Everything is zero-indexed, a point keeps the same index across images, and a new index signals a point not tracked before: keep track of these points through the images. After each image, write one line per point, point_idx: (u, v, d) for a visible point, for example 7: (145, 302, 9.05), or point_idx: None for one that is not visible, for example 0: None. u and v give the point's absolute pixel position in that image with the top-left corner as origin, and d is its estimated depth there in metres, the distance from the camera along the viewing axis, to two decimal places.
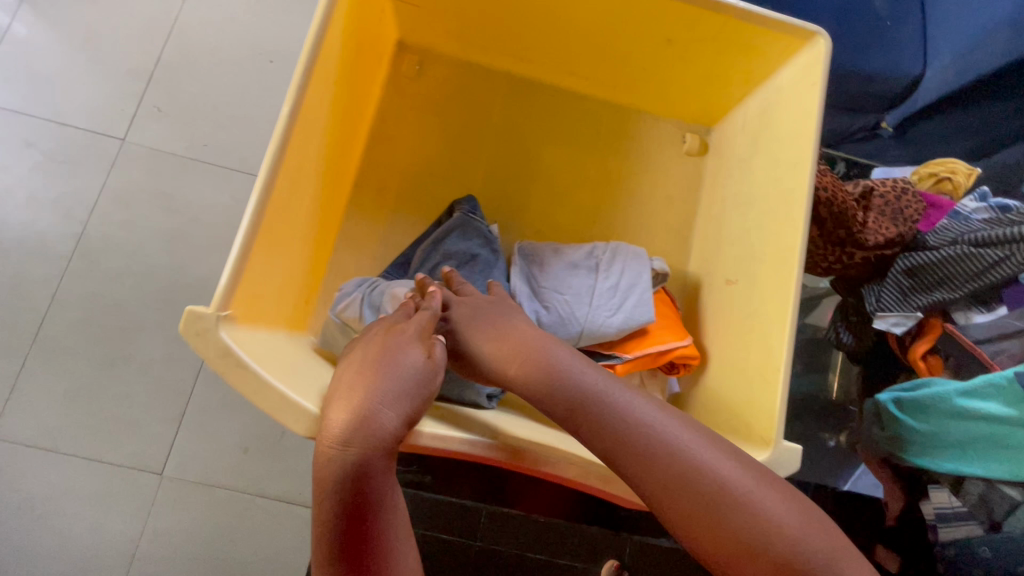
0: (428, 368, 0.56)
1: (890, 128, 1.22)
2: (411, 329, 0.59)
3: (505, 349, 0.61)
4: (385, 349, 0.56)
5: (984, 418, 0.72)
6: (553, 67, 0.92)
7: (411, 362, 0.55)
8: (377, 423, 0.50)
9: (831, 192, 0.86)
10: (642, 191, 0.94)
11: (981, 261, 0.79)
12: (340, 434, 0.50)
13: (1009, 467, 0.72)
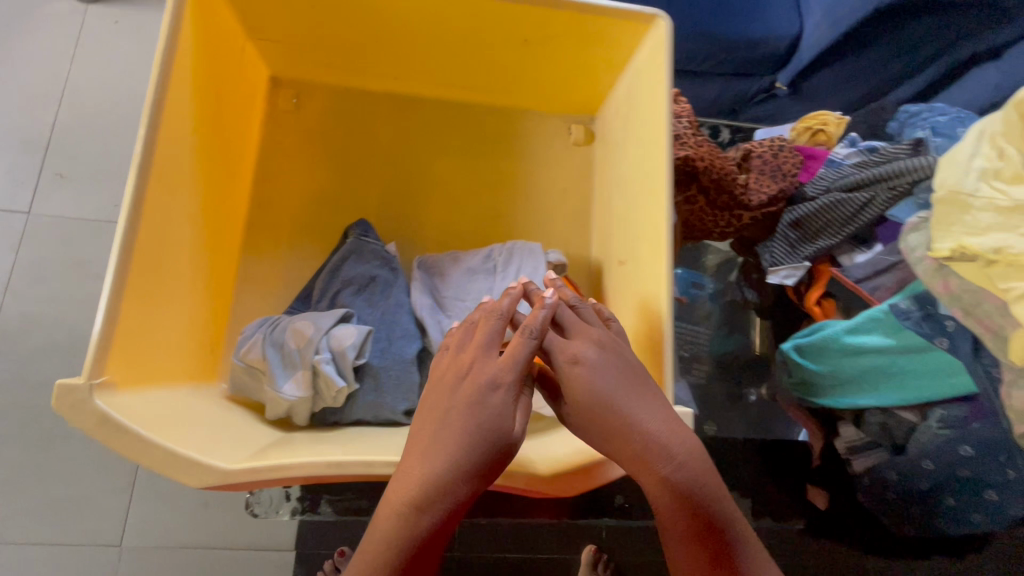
0: (506, 442, 0.59)
1: (785, 87, 1.28)
2: (503, 386, 0.60)
3: (638, 446, 0.58)
4: (473, 416, 0.58)
5: (871, 351, 0.76)
6: (431, 81, 0.93)
7: (494, 433, 0.58)
8: (446, 499, 0.56)
9: (710, 161, 0.89)
10: (539, 188, 0.97)
11: (852, 205, 0.85)
12: (408, 506, 0.55)
13: (897, 391, 0.76)
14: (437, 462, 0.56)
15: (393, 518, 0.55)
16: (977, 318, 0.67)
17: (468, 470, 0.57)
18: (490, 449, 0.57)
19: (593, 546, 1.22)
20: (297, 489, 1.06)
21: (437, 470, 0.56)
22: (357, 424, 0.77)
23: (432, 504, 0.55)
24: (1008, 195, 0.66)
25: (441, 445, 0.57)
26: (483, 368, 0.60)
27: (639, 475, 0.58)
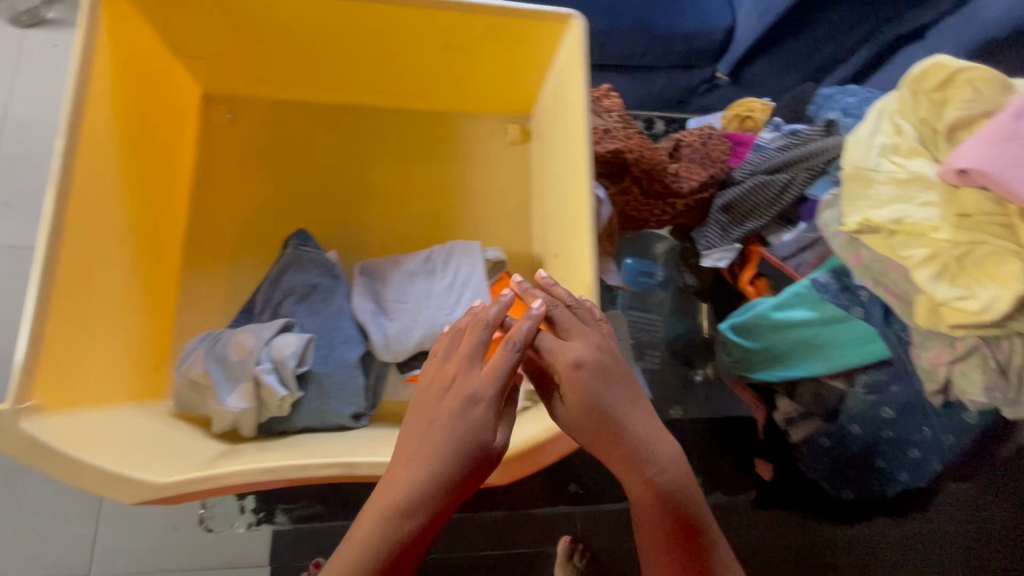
0: (488, 453, 0.57)
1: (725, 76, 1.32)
2: (485, 400, 0.57)
3: (630, 450, 0.57)
4: (456, 427, 0.56)
5: (798, 326, 0.80)
6: (364, 89, 0.95)
7: (477, 445, 0.56)
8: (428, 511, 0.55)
9: (639, 153, 0.92)
10: (479, 188, 0.98)
11: (774, 186, 0.88)
12: (387, 516, 0.54)
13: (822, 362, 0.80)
14: (420, 473, 0.55)
15: (372, 528, 0.54)
16: (885, 287, 0.71)
17: (450, 483, 0.55)
18: (473, 461, 0.55)
19: (570, 536, 1.24)
20: (252, 500, 1.17)
21: (419, 481, 0.55)
22: (302, 431, 0.77)
23: (412, 515, 0.54)
24: (905, 168, 0.70)
25: (426, 455, 0.56)
26: (465, 381, 0.58)
27: (628, 479, 0.58)
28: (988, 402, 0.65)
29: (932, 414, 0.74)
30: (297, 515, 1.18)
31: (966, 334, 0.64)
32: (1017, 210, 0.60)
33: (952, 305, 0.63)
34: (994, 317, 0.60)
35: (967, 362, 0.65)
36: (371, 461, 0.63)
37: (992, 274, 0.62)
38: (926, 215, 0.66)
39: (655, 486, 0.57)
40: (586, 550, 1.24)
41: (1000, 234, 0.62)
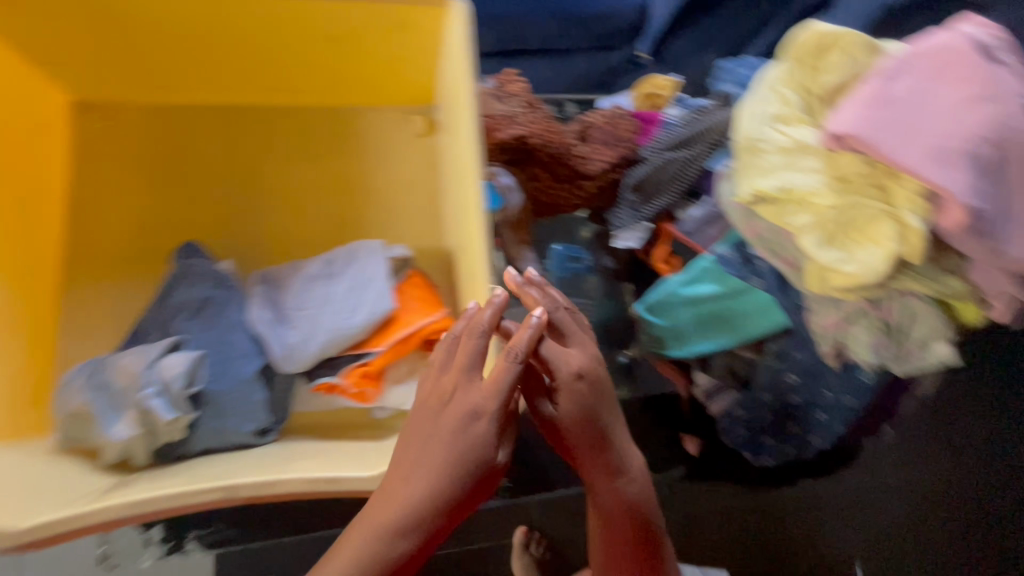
0: (487, 471, 0.59)
1: (648, 56, 1.30)
2: (486, 414, 0.58)
3: (610, 462, 0.68)
4: (459, 446, 0.57)
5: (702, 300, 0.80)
6: (250, 87, 0.90)
7: (478, 463, 0.57)
8: (425, 528, 0.57)
9: (543, 137, 0.90)
10: (385, 184, 0.95)
11: (678, 162, 0.88)
12: (386, 532, 0.56)
13: (730, 333, 0.80)
14: (419, 491, 0.57)
15: (370, 546, 0.56)
16: (781, 257, 0.72)
17: (449, 500, 0.57)
18: (473, 476, 0.57)
19: (525, 527, 1.25)
20: (159, 529, 1.08)
21: (419, 497, 0.57)
22: (201, 453, 0.74)
23: (410, 531, 0.56)
24: (789, 136, 0.70)
25: (426, 473, 0.57)
26: (468, 394, 0.59)
27: (598, 484, 0.68)
28: (875, 360, 0.66)
29: (830, 376, 0.76)
30: (209, 540, 1.09)
31: (852, 296, 0.65)
32: (888, 169, 0.61)
33: (832, 268, 0.64)
34: (872, 278, 0.61)
35: (855, 323, 0.66)
36: (254, 481, 0.60)
37: (868, 236, 0.63)
38: (808, 181, 0.67)
39: (620, 491, 0.69)
40: (543, 538, 1.25)
41: (876, 195, 0.63)
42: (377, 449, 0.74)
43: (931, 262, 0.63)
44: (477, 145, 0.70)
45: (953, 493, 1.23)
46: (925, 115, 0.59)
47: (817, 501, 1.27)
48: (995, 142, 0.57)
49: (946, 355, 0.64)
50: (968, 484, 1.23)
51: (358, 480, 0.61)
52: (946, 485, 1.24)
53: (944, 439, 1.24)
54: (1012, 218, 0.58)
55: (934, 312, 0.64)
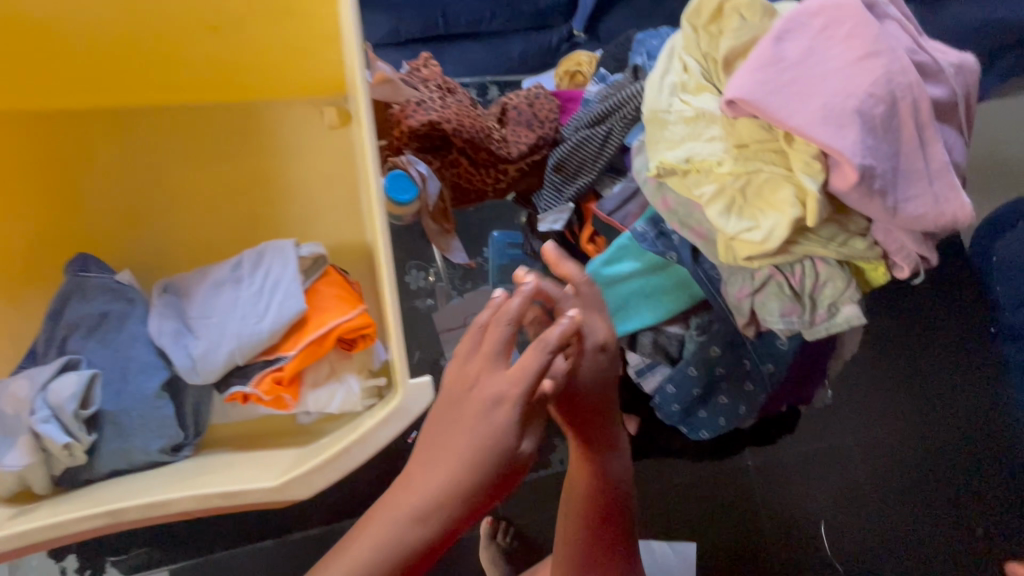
0: (513, 460, 0.54)
1: (582, 34, 1.29)
2: (510, 401, 0.54)
3: (607, 437, 0.72)
4: (481, 435, 0.53)
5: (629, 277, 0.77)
6: (142, 86, 0.85)
7: (502, 452, 0.53)
8: (445, 526, 0.53)
9: (456, 122, 0.86)
10: (298, 180, 0.91)
11: (596, 139, 0.86)
12: (407, 517, 0.53)
13: (656, 307, 0.77)
14: (435, 485, 0.53)
15: (385, 545, 0.52)
16: (691, 228, 0.70)
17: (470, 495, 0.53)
18: (498, 470, 0.53)
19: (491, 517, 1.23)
20: (72, 558, 1.02)
21: (442, 484, 0.53)
22: (109, 475, 0.70)
23: (431, 529, 0.53)
24: (692, 106, 0.69)
25: (448, 468, 0.53)
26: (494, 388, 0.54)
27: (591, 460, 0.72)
28: (784, 327, 0.66)
29: (749, 346, 0.77)
30: (129, 565, 1.03)
31: (759, 265, 0.65)
32: (783, 132, 0.60)
33: (740, 238, 0.62)
34: (774, 245, 0.60)
35: (765, 292, 0.66)
36: (139, 505, 0.55)
37: (771, 202, 0.62)
38: (711, 149, 0.66)
39: (607, 468, 0.73)
40: (510, 527, 1.24)
41: (774, 160, 0.62)
42: (293, 457, 0.71)
43: (835, 224, 0.62)
44: (372, 141, 0.69)
45: (905, 453, 1.24)
46: (818, 75, 0.58)
47: (777, 468, 1.24)
48: (885, 98, 0.56)
49: (854, 317, 0.64)
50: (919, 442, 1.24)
51: (250, 492, 0.57)
52: (899, 446, 1.24)
53: (893, 400, 1.25)
54: (908, 174, 0.58)
55: (841, 275, 0.64)
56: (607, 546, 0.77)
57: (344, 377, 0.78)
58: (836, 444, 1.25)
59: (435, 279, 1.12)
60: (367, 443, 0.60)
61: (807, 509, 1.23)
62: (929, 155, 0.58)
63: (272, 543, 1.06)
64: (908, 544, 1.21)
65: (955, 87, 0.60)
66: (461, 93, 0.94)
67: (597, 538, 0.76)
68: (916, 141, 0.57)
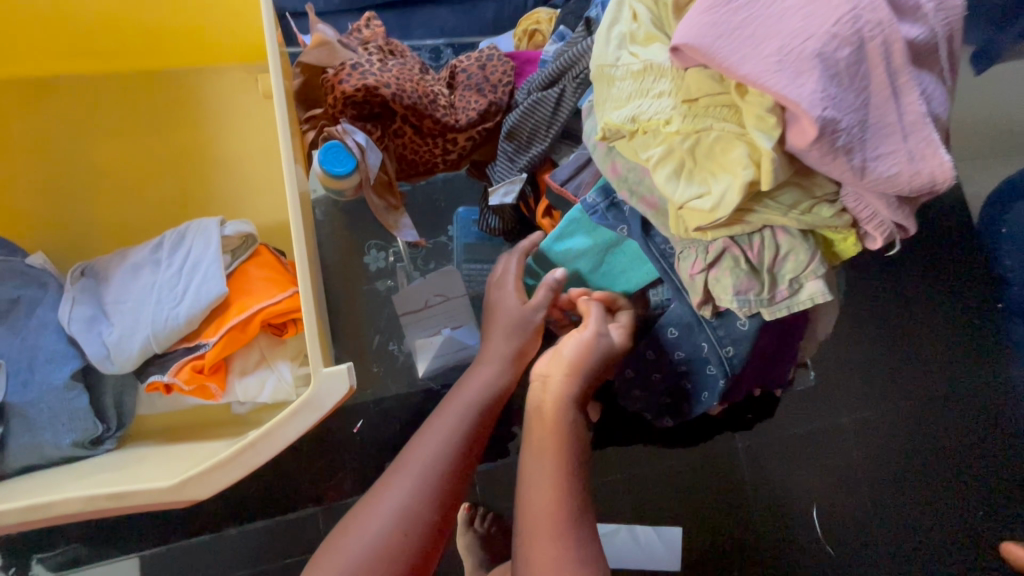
0: (519, 313, 0.73)
1: None
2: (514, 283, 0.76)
3: (572, 389, 0.68)
4: (496, 301, 0.76)
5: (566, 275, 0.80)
6: (56, 53, 0.79)
7: (511, 303, 0.74)
8: (495, 399, 0.73)
9: (396, 87, 0.79)
10: (231, 154, 0.85)
11: (549, 102, 0.79)
12: (471, 380, 0.73)
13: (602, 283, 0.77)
14: (488, 358, 0.74)
15: (455, 414, 0.71)
16: (641, 198, 0.63)
17: (510, 366, 0.74)
18: (528, 337, 0.74)
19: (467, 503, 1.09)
20: None
21: (493, 348, 0.74)
22: (17, 469, 0.66)
23: (481, 411, 0.72)
24: (640, 58, 0.61)
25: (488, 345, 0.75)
26: (500, 287, 0.76)
27: (542, 403, 0.69)
28: (740, 306, 0.60)
29: (707, 326, 0.68)
30: (56, 563, 0.94)
31: (713, 236, 0.58)
32: (735, 84, 0.52)
33: (688, 206, 0.56)
34: (724, 213, 0.53)
35: (719, 266, 0.59)
36: (20, 508, 0.51)
37: (723, 163, 0.54)
38: (659, 106, 0.58)
39: (558, 418, 0.68)
40: (490, 513, 1.11)
41: (727, 115, 0.54)
42: (216, 451, 0.66)
43: (796, 188, 0.54)
44: (284, 116, 0.64)
45: (900, 434, 1.17)
46: (775, 15, 0.50)
47: (760, 454, 1.18)
48: (851, 39, 0.48)
49: (818, 293, 0.58)
50: (915, 423, 1.17)
51: (139, 494, 0.53)
52: (894, 427, 1.17)
53: (885, 380, 1.18)
54: (879, 128, 0.50)
55: (804, 246, 0.56)
56: (553, 522, 0.65)
57: (277, 364, 0.72)
58: (829, 425, 1.18)
59: (396, 260, 0.99)
60: (273, 438, 0.55)
61: (793, 492, 1.17)
62: (903, 107, 0.50)
63: (207, 538, 0.97)
64: (900, 529, 1.15)
65: (933, 26, 0.52)
66: (406, 55, 0.87)
67: (544, 507, 0.66)
68: (888, 89, 0.49)
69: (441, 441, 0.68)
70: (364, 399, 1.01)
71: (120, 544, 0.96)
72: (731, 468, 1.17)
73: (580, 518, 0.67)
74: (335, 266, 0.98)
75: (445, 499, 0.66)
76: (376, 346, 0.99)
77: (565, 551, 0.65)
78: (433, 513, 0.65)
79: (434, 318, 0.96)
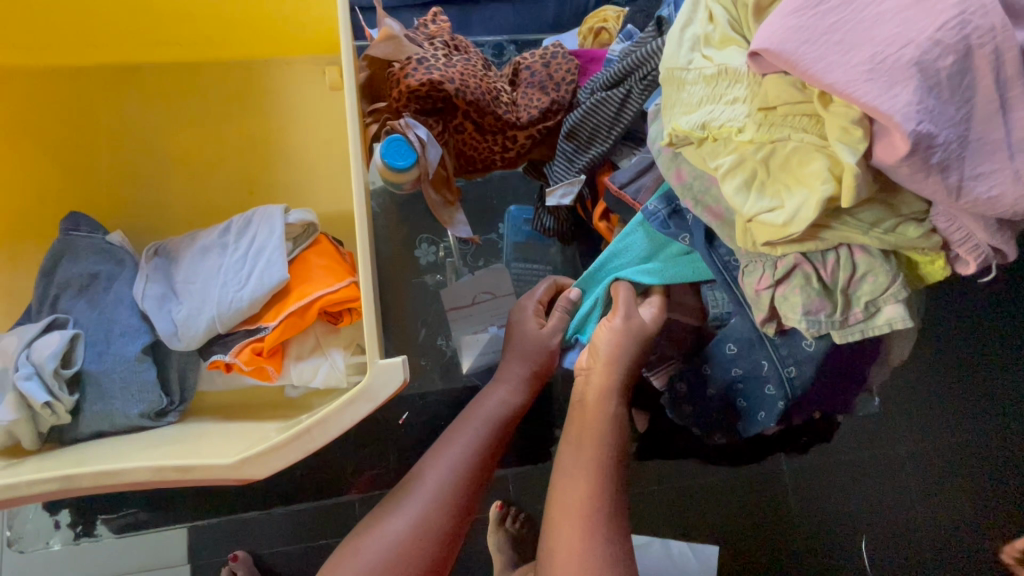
0: (538, 337, 0.79)
1: None
2: (529, 309, 0.81)
3: (614, 381, 0.69)
4: (516, 328, 0.81)
5: (597, 299, 0.74)
6: (142, 43, 0.83)
7: (529, 323, 0.80)
8: (510, 413, 0.77)
9: (459, 82, 0.78)
10: (296, 144, 0.88)
11: (613, 102, 0.77)
12: (494, 401, 0.77)
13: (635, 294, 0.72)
14: (510, 380, 0.79)
15: (476, 430, 0.74)
16: (707, 207, 0.61)
17: (524, 385, 0.79)
18: (543, 358, 0.79)
19: (501, 501, 1.09)
20: (66, 513, 0.98)
21: (515, 370, 0.79)
22: (91, 433, 0.70)
23: (498, 423, 0.75)
24: (714, 61, 0.58)
25: (505, 365, 0.80)
26: (520, 311, 0.81)
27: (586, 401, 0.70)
28: (809, 327, 0.56)
29: (769, 344, 0.65)
30: (118, 525, 1.00)
31: (783, 251, 0.55)
32: (818, 92, 0.49)
33: (759, 219, 0.53)
34: (798, 229, 0.50)
35: (788, 283, 0.56)
36: (93, 471, 0.55)
37: (799, 176, 0.51)
38: (733, 113, 0.55)
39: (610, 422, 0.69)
40: (522, 513, 1.09)
41: (806, 125, 0.51)
42: (271, 431, 0.69)
43: (879, 205, 0.51)
44: (352, 110, 0.65)
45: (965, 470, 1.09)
46: (868, 19, 0.46)
47: (807, 479, 1.12)
48: (955, 46, 0.44)
49: (897, 319, 0.54)
50: None
51: (199, 468, 0.55)
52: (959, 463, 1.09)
53: (955, 412, 1.09)
54: (980, 145, 0.45)
55: (884, 267, 0.53)
56: (583, 512, 0.65)
57: (329, 350, 0.73)
58: (885, 456, 1.11)
59: (446, 255, 1.00)
60: (329, 425, 0.56)
61: (840, 519, 1.12)
62: (1011, 122, 0.45)
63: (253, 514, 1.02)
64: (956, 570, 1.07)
65: None
66: (470, 51, 0.86)
67: (579, 499, 0.65)
68: (995, 102, 0.45)
69: (463, 452, 0.72)
70: (407, 391, 1.02)
71: (176, 511, 1.01)
72: (776, 491, 1.12)
73: (610, 513, 0.65)
74: (388, 258, 0.99)
75: (462, 507, 0.69)
76: (422, 339, 1.00)
77: (593, 547, 0.63)
78: (445, 523, 0.68)
79: (481, 315, 0.97)
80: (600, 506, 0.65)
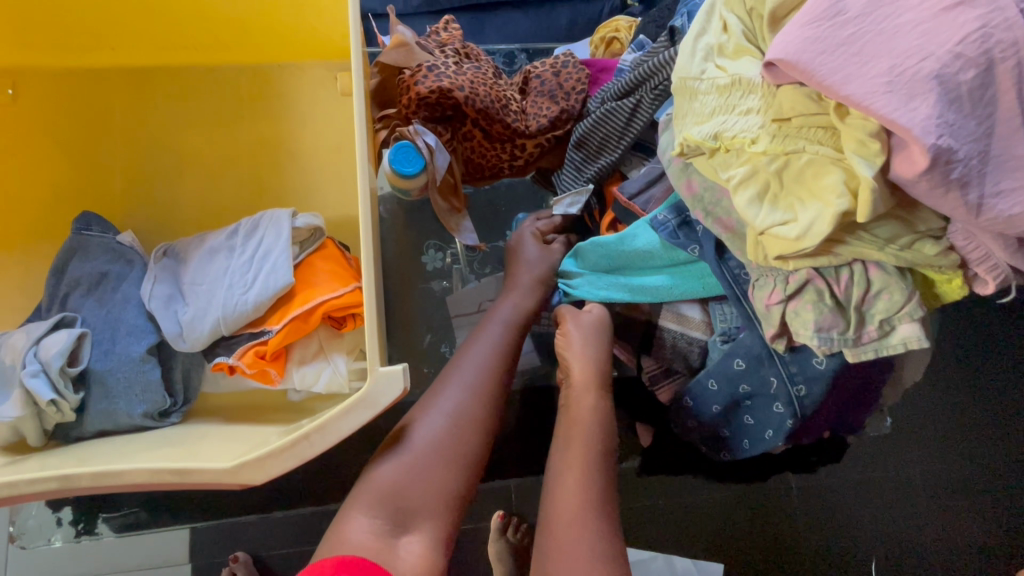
0: (541, 254, 0.82)
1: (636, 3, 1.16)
2: (527, 230, 0.85)
3: (592, 376, 0.74)
4: (512, 252, 0.84)
5: (596, 287, 0.73)
6: (159, 46, 0.84)
7: (529, 246, 0.83)
8: (526, 318, 0.80)
9: (469, 90, 0.78)
10: (305, 148, 0.89)
11: (623, 112, 0.76)
12: (512, 309, 0.79)
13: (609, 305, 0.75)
14: (523, 288, 0.81)
15: (497, 335, 0.77)
16: (717, 219, 0.59)
17: (533, 291, 0.81)
18: (546, 271, 0.82)
19: (502, 511, 1.07)
20: (69, 509, 0.99)
21: (528, 279, 0.81)
22: (94, 430, 0.70)
23: (516, 329, 0.78)
24: (727, 72, 0.57)
25: (513, 277, 0.82)
26: (520, 235, 0.85)
27: (575, 399, 0.74)
28: (821, 344, 0.54)
29: (779, 361, 0.63)
30: (118, 525, 1.00)
31: (795, 266, 0.53)
32: (835, 103, 0.48)
33: (771, 232, 0.51)
34: (811, 243, 0.49)
35: (800, 298, 0.55)
36: (94, 472, 0.55)
37: (814, 189, 0.50)
38: (747, 124, 0.54)
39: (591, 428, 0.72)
40: (524, 523, 1.06)
41: (822, 137, 0.50)
42: (270, 435, 0.68)
43: (896, 221, 0.49)
44: (362, 114, 0.64)
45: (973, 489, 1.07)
46: (887, 31, 0.45)
47: (818, 500, 1.09)
48: (977, 60, 0.43)
49: (913, 338, 0.52)
50: (993, 481, 1.07)
51: (197, 471, 0.55)
52: (969, 487, 1.07)
53: (968, 432, 1.07)
54: (1002, 162, 0.44)
55: (900, 284, 0.51)
56: (573, 520, 0.66)
57: (332, 356, 0.73)
58: (899, 480, 1.08)
59: (453, 262, 1.00)
60: (328, 431, 0.56)
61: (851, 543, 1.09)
62: None
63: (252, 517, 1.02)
64: None
65: None
66: (481, 59, 0.86)
67: (570, 492, 0.68)
68: (1018, 118, 0.44)
69: (487, 357, 0.75)
70: (409, 398, 1.01)
71: (175, 512, 1.01)
72: (783, 510, 1.10)
73: (601, 515, 0.66)
74: (395, 264, 0.99)
75: (493, 402, 0.73)
76: (426, 345, 1.00)
77: (582, 538, 0.65)
78: (482, 417, 0.72)
79: None
80: (589, 507, 0.67)
